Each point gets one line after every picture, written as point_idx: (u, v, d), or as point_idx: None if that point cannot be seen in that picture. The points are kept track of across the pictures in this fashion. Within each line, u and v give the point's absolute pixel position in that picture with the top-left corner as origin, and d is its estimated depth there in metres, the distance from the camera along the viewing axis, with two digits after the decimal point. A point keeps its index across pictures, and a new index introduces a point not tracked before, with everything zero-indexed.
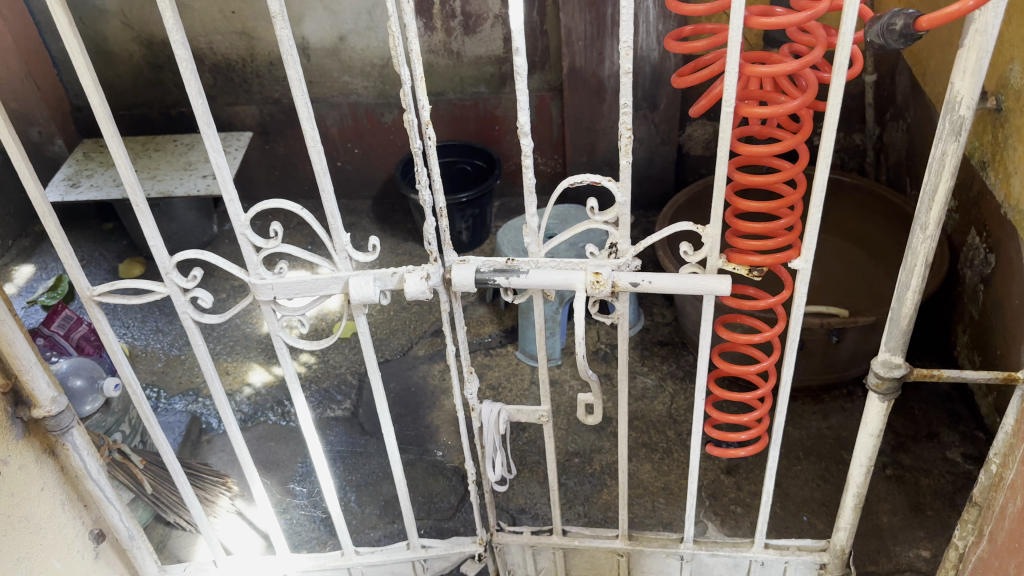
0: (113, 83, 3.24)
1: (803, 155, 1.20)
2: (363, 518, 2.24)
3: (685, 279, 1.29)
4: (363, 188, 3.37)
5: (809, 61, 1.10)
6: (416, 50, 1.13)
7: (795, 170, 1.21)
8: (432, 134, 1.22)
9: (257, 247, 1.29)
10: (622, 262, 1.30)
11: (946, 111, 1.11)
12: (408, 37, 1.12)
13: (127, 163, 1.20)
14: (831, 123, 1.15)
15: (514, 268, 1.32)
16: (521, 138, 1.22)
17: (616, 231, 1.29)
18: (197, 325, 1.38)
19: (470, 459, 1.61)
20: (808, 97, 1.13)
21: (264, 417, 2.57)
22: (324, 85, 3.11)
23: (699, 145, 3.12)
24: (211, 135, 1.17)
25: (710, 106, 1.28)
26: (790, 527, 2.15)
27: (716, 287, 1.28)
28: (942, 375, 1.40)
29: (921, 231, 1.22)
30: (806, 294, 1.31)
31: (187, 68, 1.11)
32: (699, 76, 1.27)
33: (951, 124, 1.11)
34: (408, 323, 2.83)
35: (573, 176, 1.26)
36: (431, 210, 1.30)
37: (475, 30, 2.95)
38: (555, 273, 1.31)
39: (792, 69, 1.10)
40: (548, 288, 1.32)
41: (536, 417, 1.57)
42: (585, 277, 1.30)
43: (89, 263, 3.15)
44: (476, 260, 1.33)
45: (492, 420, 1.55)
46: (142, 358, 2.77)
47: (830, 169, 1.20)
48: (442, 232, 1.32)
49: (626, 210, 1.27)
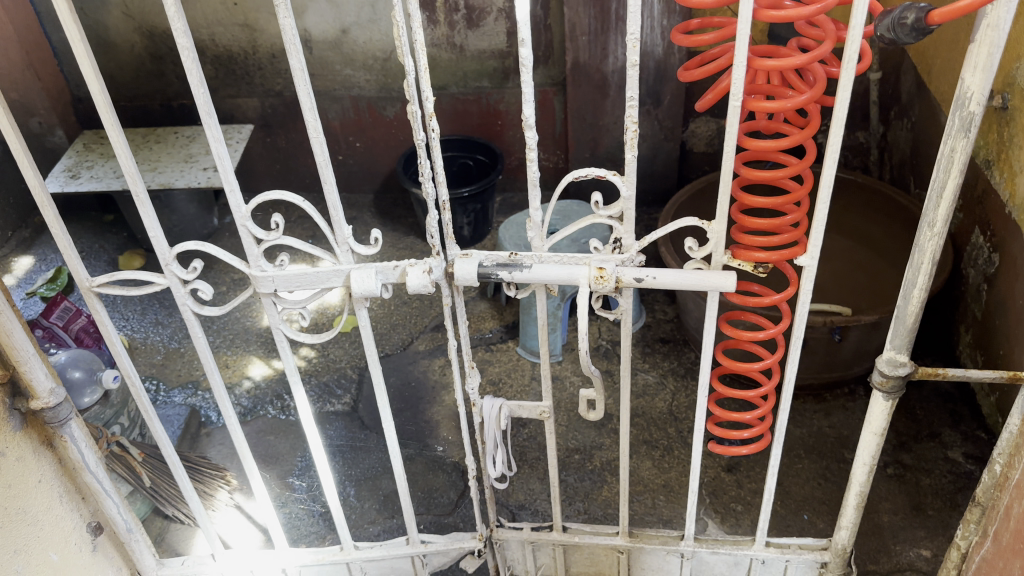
0: (114, 74, 3.22)
1: (810, 150, 1.18)
2: (362, 513, 2.23)
3: (690, 275, 1.28)
4: (365, 181, 3.36)
5: (818, 55, 1.09)
6: (421, 41, 1.12)
7: (802, 165, 1.20)
8: (436, 126, 1.21)
9: (258, 239, 1.28)
10: (626, 257, 1.30)
11: (956, 107, 1.10)
12: (412, 27, 1.10)
13: (127, 153, 1.18)
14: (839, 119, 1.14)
15: (517, 262, 1.30)
16: (526, 131, 1.20)
17: (620, 226, 1.27)
18: (197, 317, 1.37)
19: (470, 455, 1.60)
20: (816, 91, 1.12)
21: (263, 411, 2.56)
22: (326, 78, 3.10)
23: (702, 141, 3.11)
24: (212, 125, 1.16)
25: (716, 100, 1.26)
26: (791, 525, 2.14)
27: (721, 283, 1.27)
28: (947, 374, 1.39)
29: (929, 229, 1.20)
30: (811, 291, 1.29)
31: (189, 57, 1.10)
32: (706, 69, 1.25)
33: (961, 120, 1.10)
34: (409, 318, 2.82)
35: (578, 170, 1.24)
36: (434, 203, 1.29)
37: (479, 23, 2.93)
38: (559, 268, 1.30)
39: (800, 64, 1.09)
40: (551, 283, 1.31)
41: (537, 413, 1.55)
42: (589, 273, 1.29)
43: (89, 254, 3.14)
44: (479, 254, 1.32)
45: (493, 416, 1.54)
46: (141, 350, 2.76)
47: (837, 165, 1.18)
48: (445, 225, 1.31)
49: (631, 205, 1.26)
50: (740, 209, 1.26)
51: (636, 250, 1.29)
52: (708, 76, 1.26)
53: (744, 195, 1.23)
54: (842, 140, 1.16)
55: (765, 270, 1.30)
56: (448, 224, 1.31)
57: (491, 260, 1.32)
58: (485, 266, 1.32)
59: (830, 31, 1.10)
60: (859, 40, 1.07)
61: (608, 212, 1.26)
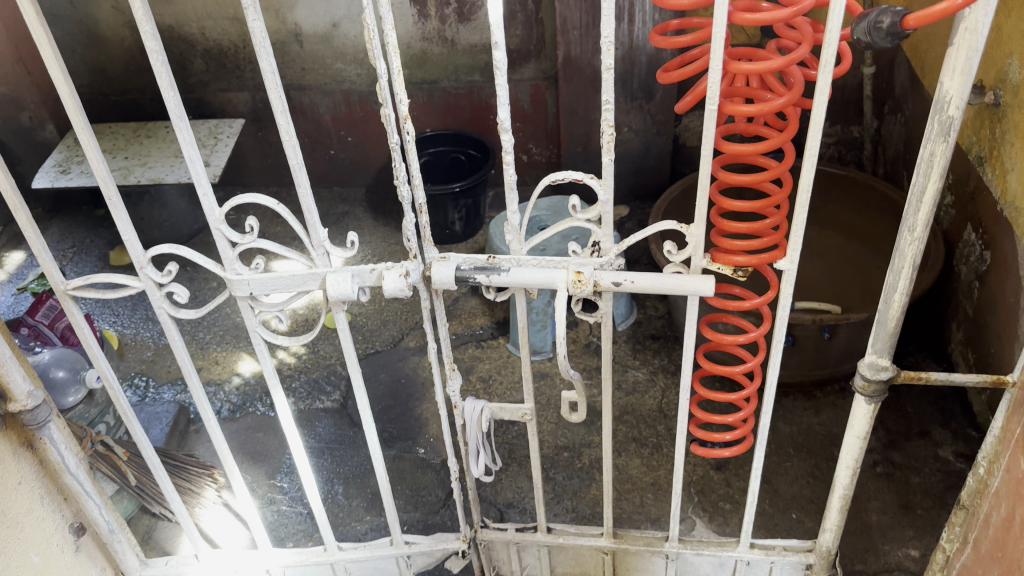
0: (104, 68, 3.21)
1: (788, 154, 1.17)
2: (349, 511, 2.23)
3: (669, 279, 1.27)
4: (356, 175, 3.34)
5: (794, 59, 1.07)
6: (393, 43, 1.11)
7: (781, 169, 1.18)
8: (411, 129, 1.19)
9: (233, 242, 1.27)
10: (605, 261, 1.28)
11: (935, 111, 1.08)
12: (384, 30, 1.09)
13: (98, 156, 1.17)
14: (817, 122, 1.12)
15: (494, 266, 1.29)
16: (501, 133, 1.19)
17: (598, 229, 1.26)
18: (173, 320, 1.36)
19: (452, 457, 1.59)
20: (793, 94, 1.11)
21: (252, 408, 2.55)
22: (317, 72, 3.08)
23: (695, 136, 3.09)
24: (184, 129, 1.15)
25: (695, 102, 1.25)
26: (779, 524, 2.14)
27: (700, 287, 1.26)
28: (930, 378, 1.37)
29: (909, 233, 1.19)
30: (791, 295, 1.28)
31: (158, 60, 1.08)
32: (685, 71, 1.24)
33: (940, 124, 1.08)
34: (399, 314, 2.81)
35: (555, 173, 1.23)
36: (411, 206, 1.27)
37: (470, 17, 2.91)
38: (536, 271, 1.29)
39: (776, 67, 1.07)
40: (529, 287, 1.30)
41: (519, 415, 1.55)
42: (567, 276, 1.28)
43: (80, 250, 3.13)
44: (457, 257, 1.31)
45: (474, 417, 1.54)
46: (131, 347, 2.75)
47: (816, 168, 1.17)
48: (422, 229, 1.30)
49: (608, 208, 1.25)
50: (719, 213, 1.25)
51: (615, 253, 1.28)
52: (688, 78, 1.25)
53: (722, 199, 1.22)
54: (821, 144, 1.15)
55: (745, 274, 1.29)
56: (425, 227, 1.30)
57: (468, 263, 1.31)
58: (463, 269, 1.31)
59: (807, 34, 1.08)
60: (836, 43, 1.05)
61: (586, 215, 1.25)
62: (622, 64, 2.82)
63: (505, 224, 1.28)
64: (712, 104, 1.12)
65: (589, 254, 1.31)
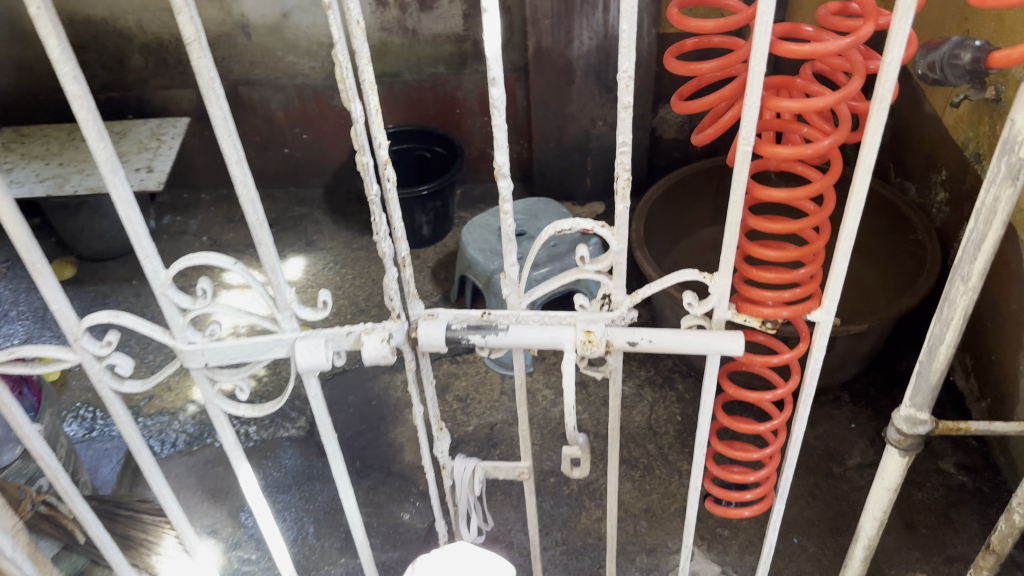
0: (32, 65, 2.94)
1: (829, 198, 1.02)
2: (322, 553, 2.06)
3: (690, 336, 1.11)
4: (314, 175, 3.12)
5: (845, 96, 0.92)
6: (370, 81, 0.93)
7: (820, 215, 1.04)
8: (392, 176, 1.02)
9: (183, 309, 1.09)
10: (616, 316, 1.13)
11: (1003, 151, 0.95)
12: (359, 65, 0.91)
13: (16, 218, 0.98)
14: (866, 166, 0.97)
15: (490, 324, 1.13)
16: (498, 179, 1.02)
17: (610, 282, 1.11)
18: (117, 394, 1.18)
19: (440, 520, 1.43)
20: (839, 135, 0.95)
21: (211, 438, 2.37)
22: (267, 66, 2.85)
23: (672, 128, 2.94)
24: (119, 184, 0.96)
25: (718, 135, 1.09)
26: (780, 550, 2.03)
27: (727, 346, 1.11)
28: (970, 428, 1.25)
29: (961, 282, 1.05)
30: (825, 349, 1.14)
31: (83, 107, 0.89)
32: (707, 100, 1.08)
33: (1009, 167, 0.95)
34: (367, 327, 2.62)
35: (559, 220, 1.07)
36: (393, 259, 1.10)
37: (432, 5, 2.70)
38: (538, 329, 1.13)
39: (823, 106, 0.92)
40: (530, 347, 1.14)
41: (516, 474, 1.39)
42: (573, 334, 1.12)
43: (15, 265, 2.88)
44: (447, 314, 1.15)
45: (465, 479, 1.38)
46: (75, 374, 2.53)
47: (861, 215, 1.02)
48: (406, 284, 1.12)
49: (622, 258, 1.09)
50: (747, 261, 1.10)
51: (628, 307, 1.13)
52: (710, 107, 1.09)
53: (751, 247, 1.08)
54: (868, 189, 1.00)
55: (773, 325, 1.15)
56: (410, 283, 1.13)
57: (460, 320, 1.15)
58: (454, 328, 1.14)
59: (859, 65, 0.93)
60: (894, 78, 0.89)
61: (596, 266, 1.09)
62: (596, 55, 2.64)
63: (501, 277, 1.12)
64: (747, 146, 0.96)
65: (598, 306, 1.15)
